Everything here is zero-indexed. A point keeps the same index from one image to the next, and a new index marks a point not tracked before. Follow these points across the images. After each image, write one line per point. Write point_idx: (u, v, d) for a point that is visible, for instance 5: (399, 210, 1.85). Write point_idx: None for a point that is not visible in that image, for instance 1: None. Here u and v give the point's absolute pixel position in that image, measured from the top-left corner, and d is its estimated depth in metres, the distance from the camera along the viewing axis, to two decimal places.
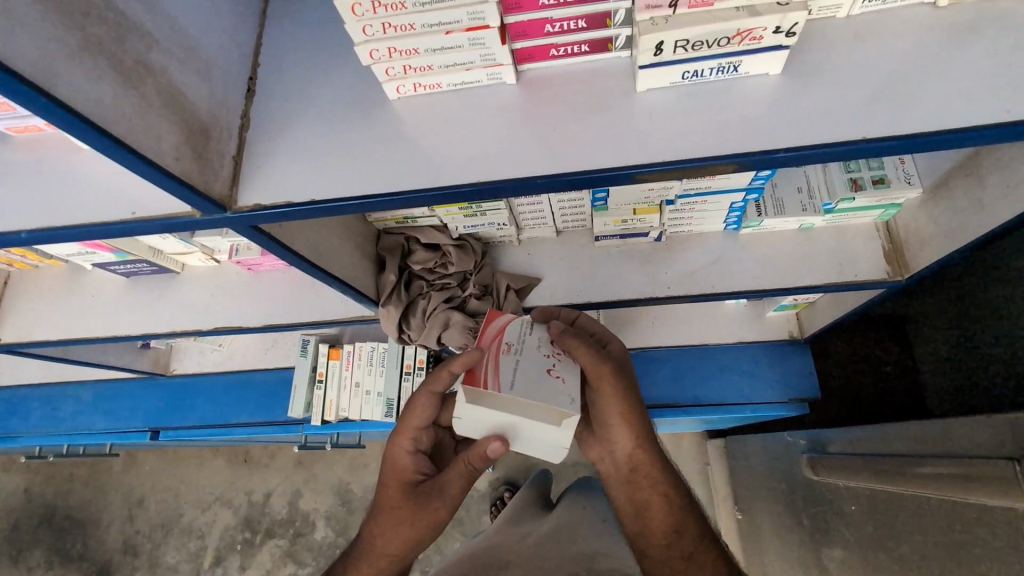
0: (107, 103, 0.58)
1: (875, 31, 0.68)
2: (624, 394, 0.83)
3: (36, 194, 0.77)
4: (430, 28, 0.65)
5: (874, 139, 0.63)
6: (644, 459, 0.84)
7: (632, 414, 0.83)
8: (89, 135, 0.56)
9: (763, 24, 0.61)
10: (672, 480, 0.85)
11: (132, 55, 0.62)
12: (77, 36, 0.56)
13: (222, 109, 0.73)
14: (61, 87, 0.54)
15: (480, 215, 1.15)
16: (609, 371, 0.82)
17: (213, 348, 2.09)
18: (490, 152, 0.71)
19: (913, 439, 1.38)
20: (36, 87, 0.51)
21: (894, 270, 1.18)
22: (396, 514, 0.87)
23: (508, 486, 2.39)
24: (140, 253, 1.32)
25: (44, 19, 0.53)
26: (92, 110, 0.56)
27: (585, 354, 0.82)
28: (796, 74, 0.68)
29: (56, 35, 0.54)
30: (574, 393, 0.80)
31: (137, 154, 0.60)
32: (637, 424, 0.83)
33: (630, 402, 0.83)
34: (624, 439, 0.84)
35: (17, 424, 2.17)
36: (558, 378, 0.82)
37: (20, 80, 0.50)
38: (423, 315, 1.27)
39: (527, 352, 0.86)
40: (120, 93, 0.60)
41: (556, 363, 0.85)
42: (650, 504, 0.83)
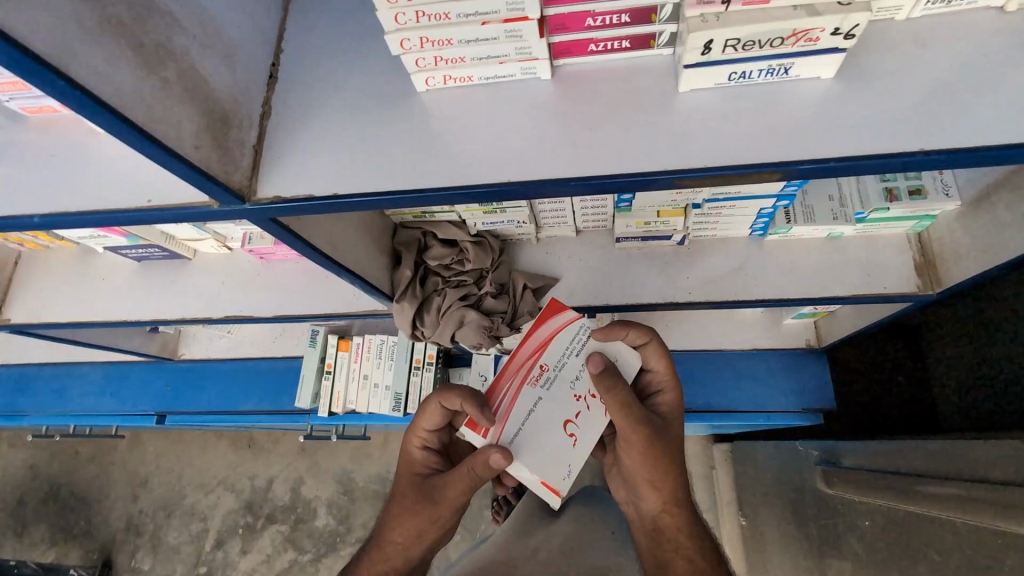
0: (125, 86, 0.55)
1: (936, 36, 0.64)
2: (652, 459, 0.84)
3: (49, 176, 0.75)
4: (465, 19, 0.62)
5: (931, 151, 0.59)
6: (670, 521, 0.84)
7: (660, 477, 0.84)
8: (107, 121, 0.54)
9: (821, 25, 0.57)
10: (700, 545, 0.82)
11: (153, 37, 0.59)
12: (97, 14, 0.53)
13: (244, 95, 0.70)
14: (78, 68, 0.51)
15: (500, 213, 1.12)
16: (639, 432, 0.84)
17: (222, 334, 2.09)
18: (520, 148, 0.68)
19: (948, 457, 1.29)
20: (54, 70, 0.49)
21: (923, 283, 1.14)
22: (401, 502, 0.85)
23: None
24: (152, 237, 1.30)
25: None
26: (108, 93, 0.53)
27: (616, 408, 0.86)
28: (849, 78, 0.64)
29: (73, 12, 0.51)
30: (573, 464, 0.90)
31: (157, 144, 0.57)
32: (664, 485, 0.84)
33: (660, 465, 0.84)
34: (651, 497, 0.85)
35: (23, 402, 2.17)
36: (570, 438, 0.91)
37: (39, 61, 0.48)
38: (438, 312, 1.25)
39: (554, 390, 0.94)
40: (138, 75, 0.57)
41: (576, 416, 0.92)
42: (672, 565, 0.80)
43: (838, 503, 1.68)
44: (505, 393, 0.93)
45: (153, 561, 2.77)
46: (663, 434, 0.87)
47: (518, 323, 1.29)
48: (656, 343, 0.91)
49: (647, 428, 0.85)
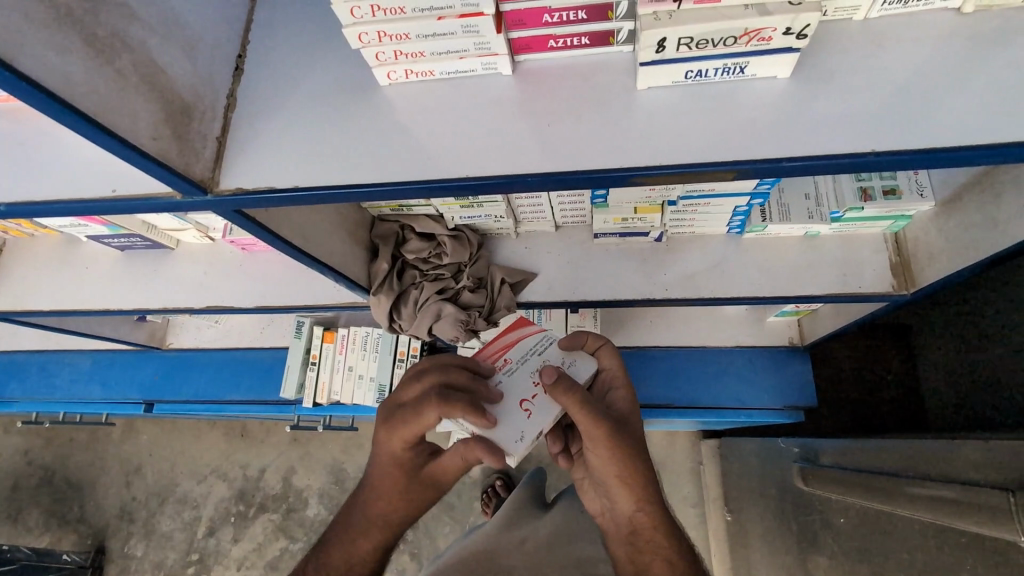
0: (76, 76, 0.56)
1: (892, 37, 0.64)
2: (620, 456, 0.76)
3: (17, 166, 0.75)
4: (421, 13, 0.62)
5: (883, 152, 0.59)
6: (645, 521, 0.77)
7: (629, 475, 0.77)
8: (51, 108, 0.53)
9: (772, 25, 0.58)
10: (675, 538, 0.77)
11: (107, 28, 0.59)
12: (46, 7, 0.54)
13: (206, 88, 0.71)
14: (24, 59, 0.52)
15: (476, 207, 1.13)
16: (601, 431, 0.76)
17: (210, 324, 2.10)
18: (482, 144, 0.68)
19: (930, 454, 1.28)
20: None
21: (898, 283, 1.14)
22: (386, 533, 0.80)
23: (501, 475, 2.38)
24: (134, 227, 1.31)
25: None
26: (59, 84, 0.54)
27: (577, 411, 0.76)
28: (805, 80, 0.64)
29: (18, 3, 0.51)
30: (526, 429, 0.81)
31: (107, 132, 0.57)
32: (636, 481, 0.77)
33: (627, 461, 0.76)
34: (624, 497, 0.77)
35: (13, 388, 2.18)
36: (524, 411, 0.83)
37: None
38: (415, 305, 1.25)
39: (516, 377, 0.88)
40: (90, 66, 0.57)
41: (534, 396, 0.85)
42: (652, 567, 0.75)
43: (815, 499, 1.70)
44: None
45: (146, 547, 2.79)
46: (625, 427, 0.79)
47: (496, 317, 1.29)
48: (610, 344, 0.90)
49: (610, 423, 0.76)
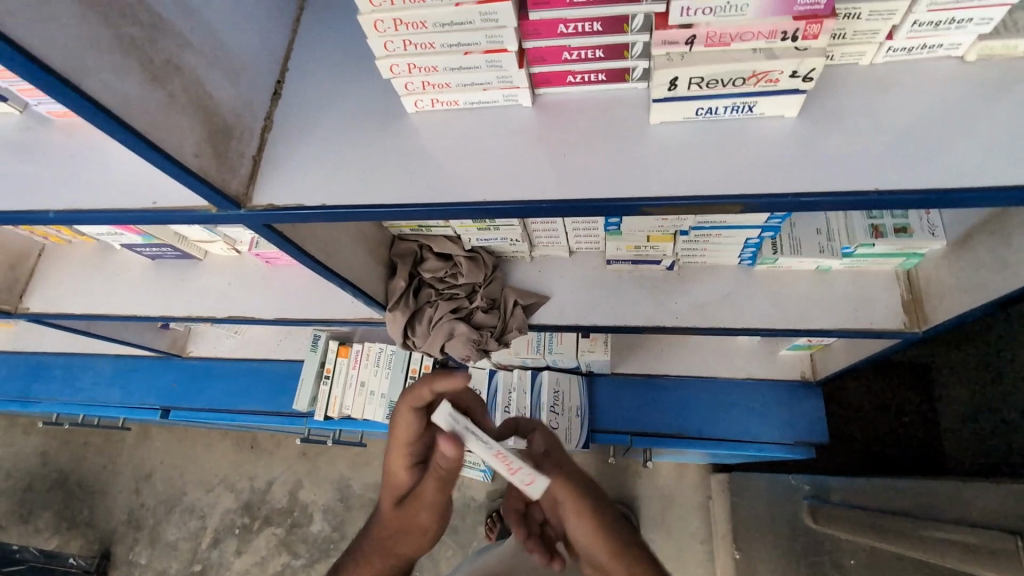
0: (133, 98, 0.61)
1: (897, 82, 0.67)
2: (604, 521, 0.71)
3: (67, 176, 0.81)
4: (450, 49, 0.66)
5: (884, 191, 0.61)
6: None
7: (621, 545, 0.69)
8: (109, 126, 0.59)
9: (780, 67, 0.61)
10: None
11: (163, 55, 0.65)
12: (112, 34, 0.59)
13: (246, 110, 0.76)
14: (89, 81, 0.57)
15: (492, 230, 1.17)
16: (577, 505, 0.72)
17: (230, 334, 2.16)
18: (501, 171, 0.72)
19: (942, 495, 1.26)
20: (68, 83, 0.55)
21: (910, 320, 1.14)
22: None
23: (506, 500, 2.37)
24: (166, 237, 1.38)
25: (81, 17, 0.56)
26: (118, 105, 0.59)
27: (560, 474, 0.73)
28: (812, 119, 0.67)
29: (87, 31, 0.57)
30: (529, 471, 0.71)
31: (156, 149, 0.62)
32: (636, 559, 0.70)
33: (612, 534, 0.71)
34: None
35: (38, 389, 2.25)
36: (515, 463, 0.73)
37: (59, 78, 0.54)
38: (429, 323, 1.28)
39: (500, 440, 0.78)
40: (145, 88, 0.62)
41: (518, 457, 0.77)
42: None
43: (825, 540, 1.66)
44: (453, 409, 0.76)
45: (151, 555, 2.81)
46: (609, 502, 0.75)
47: (507, 338, 1.31)
48: None
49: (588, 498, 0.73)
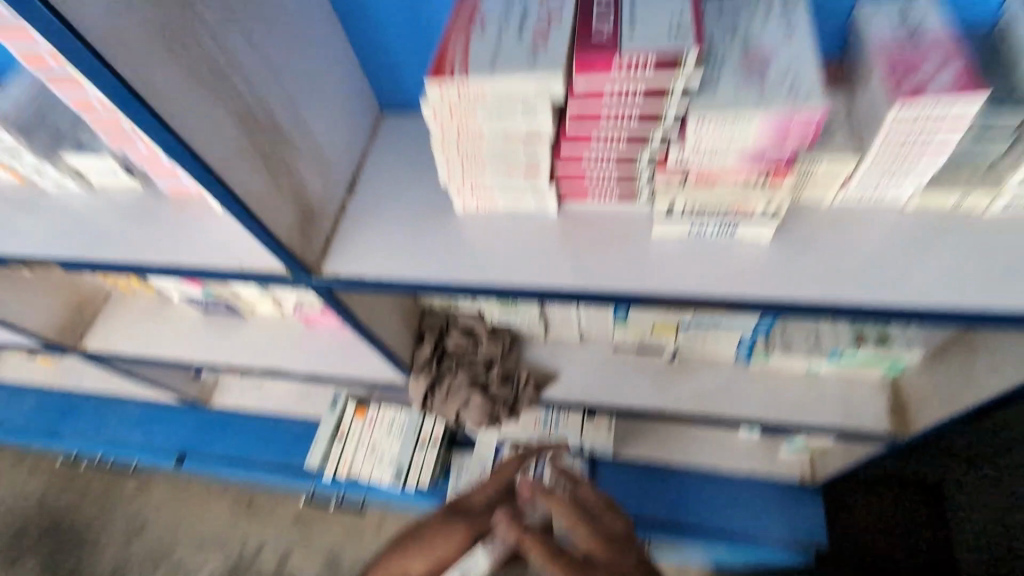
0: (258, 193, 0.79)
1: (857, 218, 0.81)
2: None
3: (175, 241, 1.01)
4: (495, 170, 0.82)
5: (841, 305, 0.75)
6: None
7: None
8: (238, 213, 0.77)
9: (753, 203, 0.77)
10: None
11: (281, 159, 0.83)
12: (253, 148, 0.77)
13: (328, 198, 0.94)
14: (236, 179, 0.75)
15: (514, 310, 1.31)
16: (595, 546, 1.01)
17: (255, 387, 2.29)
18: (528, 263, 0.87)
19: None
20: (222, 184, 0.73)
21: (895, 427, 1.22)
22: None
23: None
24: (223, 293, 1.55)
25: (237, 136, 0.74)
26: (248, 198, 0.77)
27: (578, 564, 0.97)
28: (786, 242, 0.81)
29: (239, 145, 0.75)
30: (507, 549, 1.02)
31: (266, 231, 0.80)
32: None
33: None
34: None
35: (66, 426, 2.38)
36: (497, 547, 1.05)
37: (218, 183, 0.72)
38: (447, 391, 1.38)
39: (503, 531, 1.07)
40: (266, 185, 0.80)
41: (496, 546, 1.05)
42: None
43: None
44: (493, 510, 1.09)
45: None
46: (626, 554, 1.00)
47: (518, 411, 1.40)
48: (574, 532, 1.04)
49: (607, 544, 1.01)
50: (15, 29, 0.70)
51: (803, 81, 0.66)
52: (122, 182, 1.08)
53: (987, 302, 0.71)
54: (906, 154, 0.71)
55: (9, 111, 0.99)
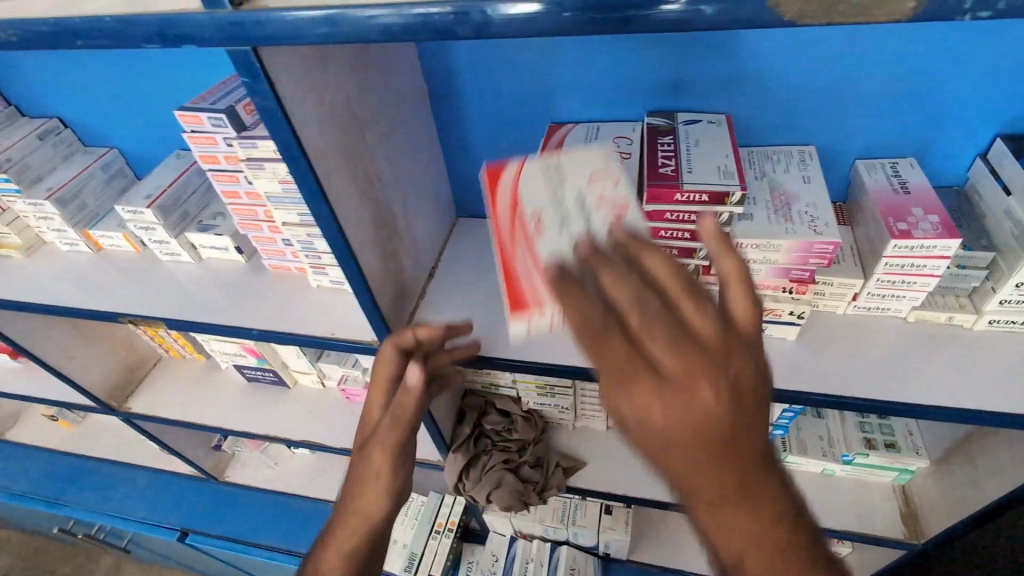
0: (381, 279, 0.95)
1: (866, 325, 0.96)
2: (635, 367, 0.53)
3: (272, 309, 1.16)
4: None
5: (857, 398, 0.88)
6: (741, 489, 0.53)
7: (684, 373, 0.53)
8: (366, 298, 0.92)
9: (781, 306, 0.92)
10: (784, 496, 0.55)
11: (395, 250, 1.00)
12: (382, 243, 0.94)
13: (415, 282, 1.10)
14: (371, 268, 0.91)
15: (549, 396, 1.42)
16: (563, 277, 0.57)
17: (268, 464, 2.24)
18: None
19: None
20: (364, 278, 0.89)
21: (909, 532, 1.28)
22: (372, 511, 0.90)
23: None
24: (275, 362, 1.67)
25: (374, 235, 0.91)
26: (376, 282, 0.94)
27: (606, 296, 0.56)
28: (807, 342, 0.96)
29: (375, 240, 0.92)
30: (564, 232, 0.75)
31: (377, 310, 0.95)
32: (699, 419, 0.51)
33: (633, 362, 0.52)
34: (644, 445, 0.53)
35: (71, 492, 2.37)
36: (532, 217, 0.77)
37: (361, 277, 0.88)
38: (482, 470, 1.45)
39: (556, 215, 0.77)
40: (385, 271, 0.96)
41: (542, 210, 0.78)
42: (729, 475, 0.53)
43: None
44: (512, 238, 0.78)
45: None
46: (640, 286, 0.55)
47: (546, 494, 1.46)
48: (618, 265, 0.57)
49: (580, 283, 0.56)
50: (206, 138, 0.93)
51: (820, 217, 0.84)
52: (228, 257, 1.26)
53: (983, 402, 0.84)
54: (904, 278, 0.88)
55: (154, 193, 1.19)
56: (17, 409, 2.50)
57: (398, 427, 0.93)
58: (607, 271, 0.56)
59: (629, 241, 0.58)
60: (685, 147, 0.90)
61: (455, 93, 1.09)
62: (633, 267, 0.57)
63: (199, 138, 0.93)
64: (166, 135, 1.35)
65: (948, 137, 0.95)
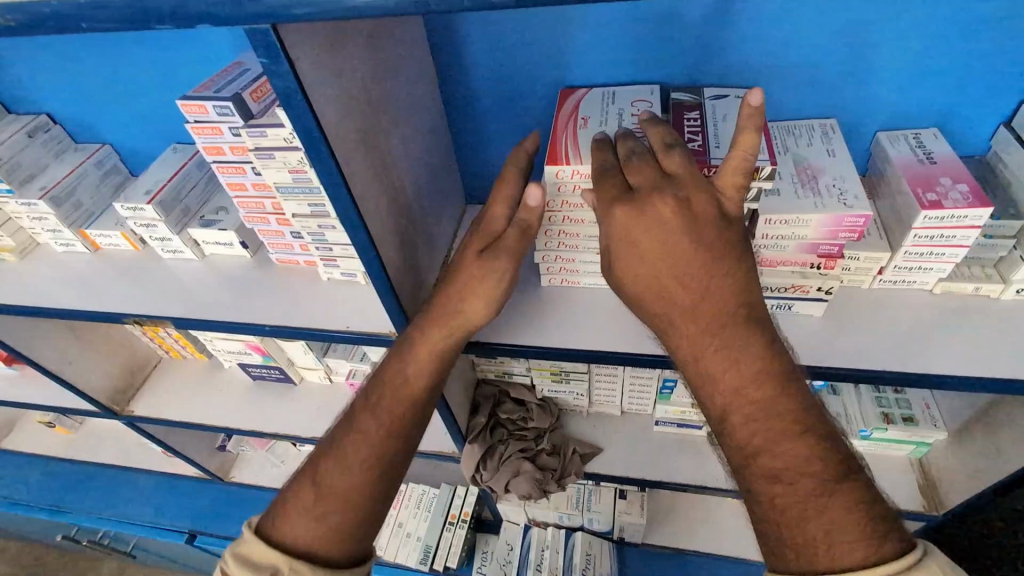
0: (399, 267, 0.92)
1: (889, 300, 0.96)
2: (659, 259, 0.75)
3: (283, 304, 1.13)
4: (586, 250, 0.99)
5: (889, 371, 0.87)
6: (749, 389, 0.72)
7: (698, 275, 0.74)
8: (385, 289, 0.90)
9: (809, 283, 0.91)
10: (785, 382, 0.72)
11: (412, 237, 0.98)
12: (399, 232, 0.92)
13: (430, 270, 1.08)
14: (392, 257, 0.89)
15: (564, 382, 1.40)
16: (609, 198, 0.77)
17: (274, 463, 2.22)
18: (610, 331, 1.01)
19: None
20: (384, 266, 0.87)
21: (927, 503, 1.30)
22: (391, 424, 0.93)
23: None
24: (280, 359, 1.63)
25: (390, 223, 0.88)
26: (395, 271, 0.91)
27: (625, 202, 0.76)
28: (832, 317, 0.95)
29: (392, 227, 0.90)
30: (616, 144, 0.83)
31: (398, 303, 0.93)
32: (703, 300, 0.74)
33: (659, 262, 0.75)
34: (668, 323, 0.77)
35: (75, 500, 2.31)
36: (583, 120, 0.92)
37: (383, 266, 0.86)
38: (499, 459, 1.43)
39: (606, 125, 0.90)
40: (403, 259, 0.94)
41: (587, 122, 0.92)
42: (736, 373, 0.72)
43: None
44: (567, 140, 0.88)
45: None
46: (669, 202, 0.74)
47: (565, 482, 1.45)
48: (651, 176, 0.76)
49: (616, 184, 0.78)
50: (211, 128, 0.90)
51: (850, 191, 0.83)
52: (232, 252, 1.22)
53: (1014, 371, 0.84)
54: (932, 250, 0.87)
55: (154, 189, 1.15)
56: (11, 416, 2.43)
57: (435, 340, 0.91)
58: (645, 188, 0.75)
59: (665, 162, 0.76)
60: (711, 123, 0.88)
61: (464, 76, 1.06)
62: (663, 188, 0.74)
63: (203, 129, 0.90)
64: (162, 129, 1.31)
65: (970, 106, 0.94)
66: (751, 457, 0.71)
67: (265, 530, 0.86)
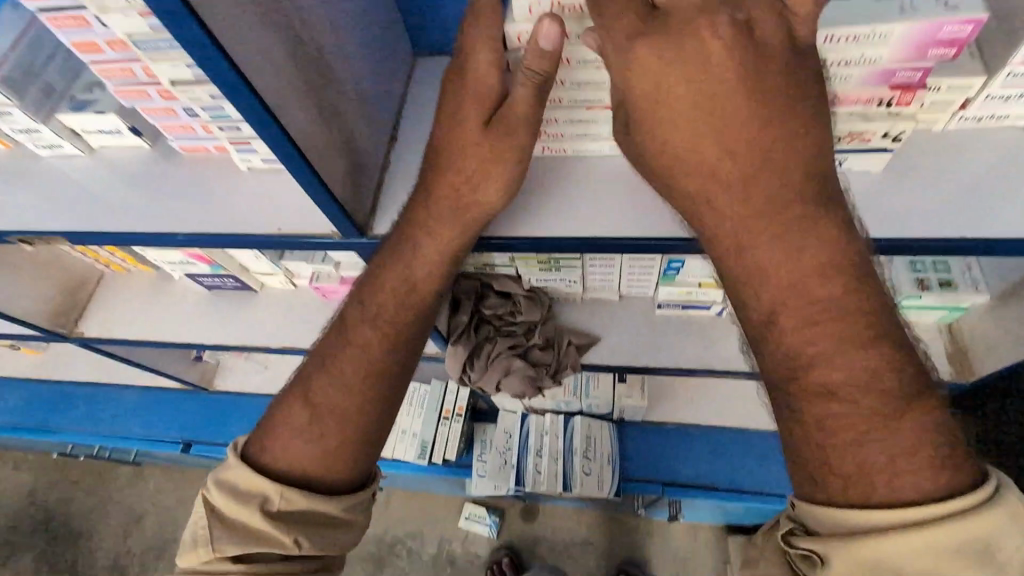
0: (310, 138, 0.70)
1: (964, 147, 0.76)
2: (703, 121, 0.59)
3: (195, 203, 0.90)
4: (574, 104, 0.75)
5: (959, 239, 0.69)
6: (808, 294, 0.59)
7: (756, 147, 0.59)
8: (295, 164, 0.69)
9: (874, 129, 0.70)
10: (844, 244, 0.59)
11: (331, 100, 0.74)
12: (307, 92, 0.68)
13: (372, 148, 0.85)
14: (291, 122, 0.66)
15: (554, 271, 1.21)
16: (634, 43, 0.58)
17: (257, 369, 2.13)
18: (615, 209, 0.81)
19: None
20: (280, 127, 0.65)
21: (956, 370, 1.23)
22: (387, 334, 0.81)
23: (509, 550, 2.34)
24: (231, 267, 1.43)
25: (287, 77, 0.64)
26: (304, 143, 0.69)
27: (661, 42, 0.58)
28: (892, 174, 0.76)
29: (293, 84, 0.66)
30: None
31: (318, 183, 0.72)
32: (747, 162, 0.59)
33: (691, 117, 0.59)
34: (702, 200, 0.61)
35: (56, 418, 2.27)
36: None
37: (278, 128, 0.64)
38: (487, 359, 1.31)
39: None
40: (316, 130, 0.71)
41: None
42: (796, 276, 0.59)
43: None
44: None
45: None
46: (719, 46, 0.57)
47: (560, 376, 1.35)
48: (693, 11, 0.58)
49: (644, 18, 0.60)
50: None
51: None
52: (125, 142, 0.96)
53: None
54: None
55: None
56: None
57: (433, 243, 0.77)
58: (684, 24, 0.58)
59: None
60: None
61: None
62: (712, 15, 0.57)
63: None
64: None
65: None
66: (803, 367, 0.59)
67: (252, 455, 0.77)
